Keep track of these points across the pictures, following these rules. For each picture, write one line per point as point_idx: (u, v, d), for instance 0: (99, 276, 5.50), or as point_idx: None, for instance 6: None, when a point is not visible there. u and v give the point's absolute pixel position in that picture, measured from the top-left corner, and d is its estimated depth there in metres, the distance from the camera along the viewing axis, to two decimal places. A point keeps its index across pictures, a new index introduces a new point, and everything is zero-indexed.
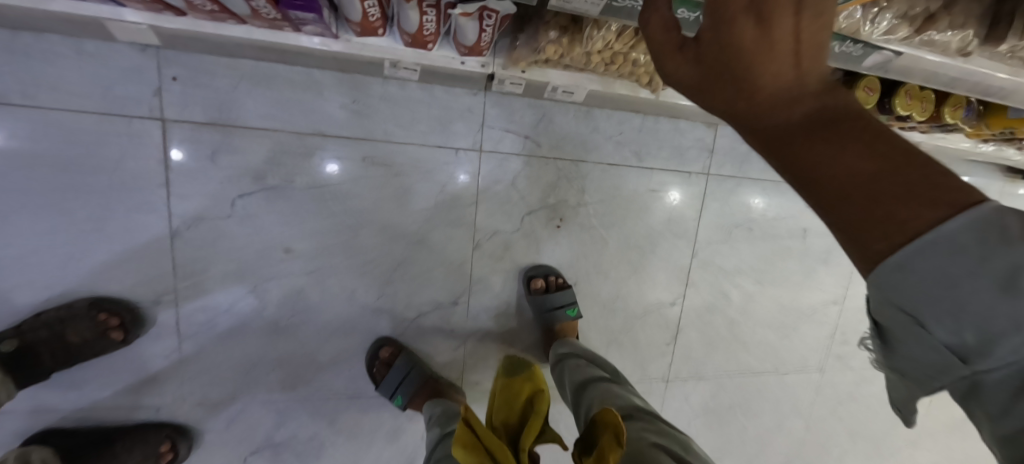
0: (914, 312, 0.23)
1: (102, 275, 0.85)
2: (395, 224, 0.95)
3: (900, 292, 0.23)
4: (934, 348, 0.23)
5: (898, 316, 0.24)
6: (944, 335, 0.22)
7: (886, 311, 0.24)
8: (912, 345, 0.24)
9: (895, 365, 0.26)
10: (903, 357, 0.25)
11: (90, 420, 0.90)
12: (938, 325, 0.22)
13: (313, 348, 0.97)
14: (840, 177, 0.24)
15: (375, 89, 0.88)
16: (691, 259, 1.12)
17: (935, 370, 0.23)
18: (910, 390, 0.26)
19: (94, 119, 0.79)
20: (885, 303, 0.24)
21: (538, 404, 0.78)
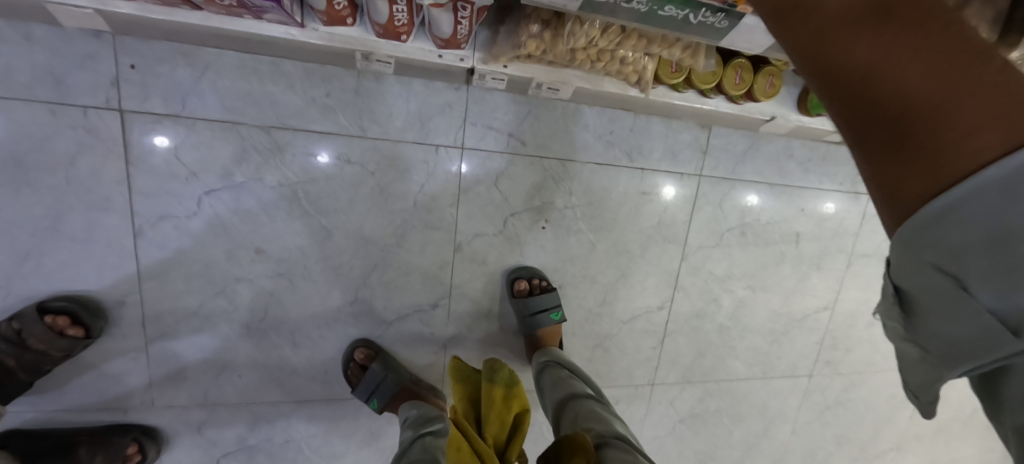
0: (960, 277, 0.25)
1: (62, 275, 0.80)
2: (371, 224, 0.90)
3: (947, 257, 0.24)
4: (978, 317, 0.25)
5: (941, 283, 0.26)
6: (987, 301, 0.24)
7: (929, 283, 0.26)
8: (953, 314, 0.26)
9: (923, 340, 0.29)
10: (940, 330, 0.27)
11: (54, 424, 0.86)
12: (983, 289, 0.24)
13: (287, 351, 0.94)
14: (891, 84, 0.22)
15: (349, 81, 0.83)
16: (680, 264, 1.08)
17: (972, 343, 0.26)
18: (934, 365, 0.29)
19: (44, 109, 0.73)
20: (929, 271, 0.26)
21: (522, 423, 0.78)
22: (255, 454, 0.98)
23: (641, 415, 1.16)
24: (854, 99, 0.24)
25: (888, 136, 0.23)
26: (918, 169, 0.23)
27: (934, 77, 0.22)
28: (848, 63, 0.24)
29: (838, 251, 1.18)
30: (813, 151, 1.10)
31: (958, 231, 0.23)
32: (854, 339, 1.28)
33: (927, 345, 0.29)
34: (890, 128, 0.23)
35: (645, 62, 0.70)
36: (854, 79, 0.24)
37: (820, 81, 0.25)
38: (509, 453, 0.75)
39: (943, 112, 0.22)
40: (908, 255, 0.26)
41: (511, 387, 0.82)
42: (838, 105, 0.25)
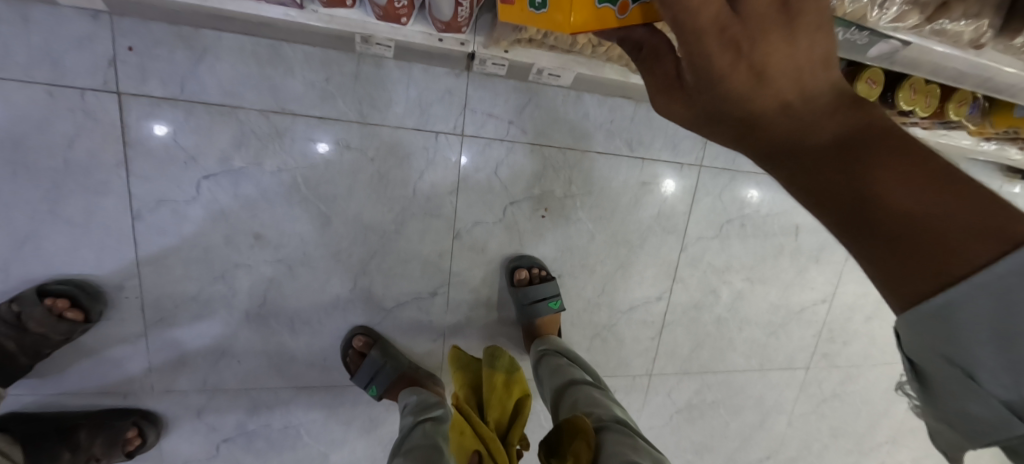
0: (968, 367, 0.25)
1: (61, 259, 0.80)
2: (371, 211, 0.90)
3: (954, 347, 0.24)
4: (990, 402, 0.24)
5: (950, 370, 0.25)
6: (1000, 392, 0.24)
7: (934, 366, 0.26)
8: (966, 398, 0.25)
9: (942, 417, 0.28)
10: (954, 411, 0.27)
11: (54, 407, 0.86)
12: (992, 380, 0.24)
13: (285, 337, 0.94)
14: (872, 195, 0.25)
15: (348, 66, 0.82)
16: (680, 255, 1.08)
17: (987, 427, 0.25)
18: (956, 440, 0.28)
19: (42, 91, 0.73)
20: (936, 358, 0.26)
21: (524, 407, 0.77)
22: (254, 440, 0.98)
23: (639, 405, 1.17)
24: (846, 215, 0.26)
25: (888, 249, 0.25)
26: (919, 271, 0.24)
27: (910, 190, 0.24)
28: (836, 189, 0.27)
29: (837, 243, 1.18)
30: None
31: (964, 326, 0.24)
32: (852, 332, 1.28)
33: (946, 420, 0.28)
34: (882, 236, 0.25)
35: None
36: (843, 202, 0.26)
37: (817, 205, 0.28)
38: (510, 436, 0.75)
39: (928, 220, 0.24)
40: (918, 344, 0.26)
41: (513, 373, 0.82)
42: (830, 217, 0.28)
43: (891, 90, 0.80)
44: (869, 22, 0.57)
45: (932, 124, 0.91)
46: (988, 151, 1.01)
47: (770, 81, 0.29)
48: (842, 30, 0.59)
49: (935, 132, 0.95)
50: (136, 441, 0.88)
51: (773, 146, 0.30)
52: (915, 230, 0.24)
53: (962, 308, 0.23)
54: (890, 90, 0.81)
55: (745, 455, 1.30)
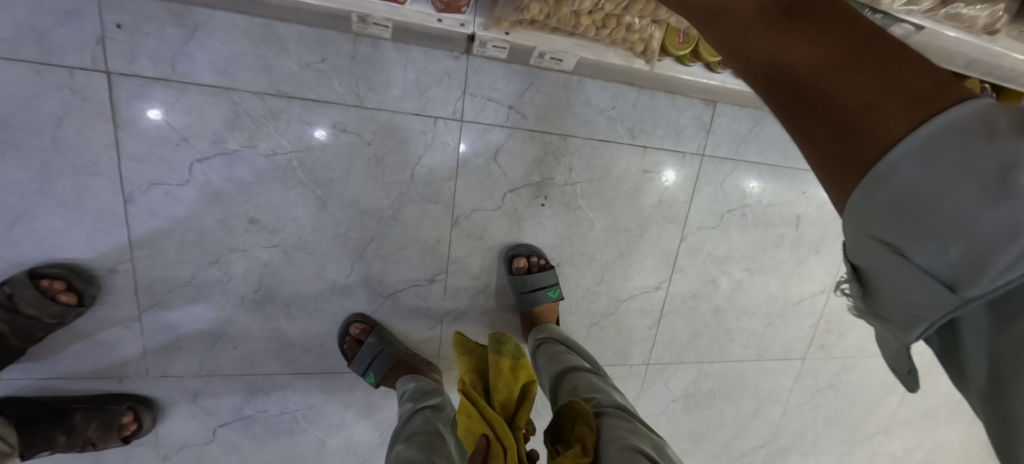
0: (897, 242, 0.28)
1: (51, 241, 0.78)
2: (368, 196, 0.89)
3: (885, 225, 0.28)
4: (920, 276, 0.27)
5: (883, 249, 0.29)
6: (923, 261, 0.27)
7: (872, 248, 0.29)
8: (899, 275, 0.28)
9: (881, 308, 0.31)
10: (892, 296, 0.30)
11: (48, 391, 0.86)
12: (918, 251, 0.27)
13: (282, 322, 0.93)
14: (810, 65, 0.29)
15: (344, 47, 0.80)
16: (679, 245, 1.07)
17: (918, 304, 0.28)
18: (896, 334, 0.31)
19: (29, 69, 0.70)
20: (872, 239, 0.29)
21: (531, 392, 0.75)
22: (251, 424, 0.98)
23: (636, 393, 1.17)
24: (796, 103, 0.30)
25: (831, 133, 0.29)
26: (852, 143, 0.28)
27: (849, 68, 0.28)
28: (788, 77, 0.30)
29: (838, 235, 1.17)
30: None
31: (889, 195, 0.27)
32: (848, 324, 1.28)
33: (888, 311, 0.31)
34: (821, 113, 0.29)
35: (653, 30, 0.69)
36: (793, 90, 0.30)
37: (774, 94, 0.32)
38: (517, 419, 0.72)
39: (857, 91, 0.27)
40: (858, 225, 0.30)
41: (518, 358, 0.81)
42: (782, 106, 0.32)
43: None
44: (883, 6, 0.57)
45: None
46: None
47: None
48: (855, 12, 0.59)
49: None
50: (131, 427, 0.88)
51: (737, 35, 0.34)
52: (845, 100, 0.28)
53: (893, 175, 0.27)
54: None
55: (740, 444, 1.31)
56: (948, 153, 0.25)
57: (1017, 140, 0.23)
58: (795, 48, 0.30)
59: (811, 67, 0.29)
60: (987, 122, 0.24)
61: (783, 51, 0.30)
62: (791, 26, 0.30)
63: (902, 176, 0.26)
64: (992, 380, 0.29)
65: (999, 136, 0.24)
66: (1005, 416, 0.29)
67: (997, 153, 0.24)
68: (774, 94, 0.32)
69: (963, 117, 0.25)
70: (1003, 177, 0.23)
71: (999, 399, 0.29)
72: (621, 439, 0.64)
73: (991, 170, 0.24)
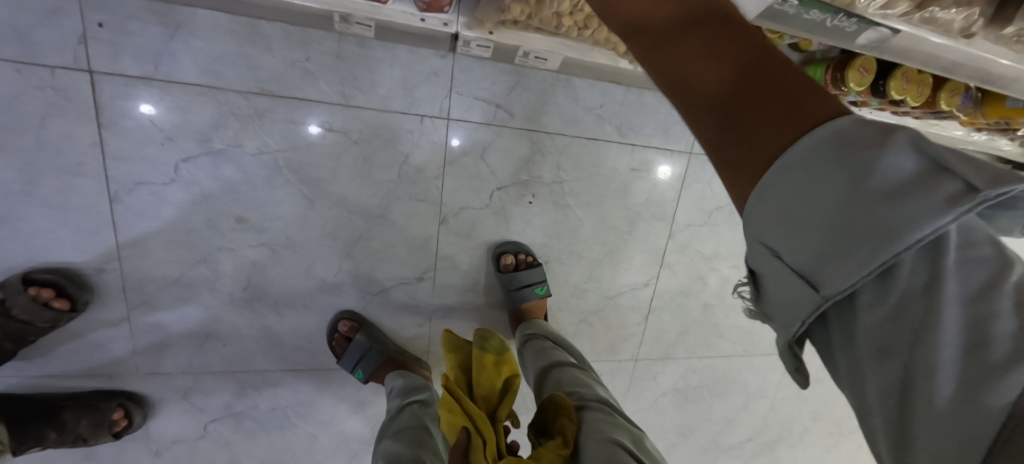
0: (774, 243, 0.29)
1: (38, 241, 0.78)
2: (356, 194, 0.89)
3: (765, 226, 0.29)
4: (792, 275, 0.28)
5: (766, 251, 0.29)
6: (794, 260, 0.28)
7: (758, 250, 0.30)
8: (780, 275, 0.29)
9: (768, 310, 0.32)
10: (773, 296, 0.30)
11: (38, 389, 0.86)
12: (792, 253, 0.28)
13: (271, 320, 0.93)
14: (721, 75, 0.30)
15: (329, 45, 0.79)
16: (667, 242, 1.08)
17: (792, 304, 0.29)
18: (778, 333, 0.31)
19: (10, 68, 0.70)
20: (757, 240, 0.30)
21: (513, 386, 0.76)
22: (242, 420, 0.99)
23: (624, 388, 1.18)
24: (710, 122, 0.31)
25: (740, 151, 0.29)
26: (752, 141, 0.29)
27: (753, 89, 0.28)
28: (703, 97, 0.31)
29: None
30: None
31: (769, 198, 0.28)
32: None
33: (772, 312, 0.31)
34: (731, 132, 0.29)
35: None
36: (708, 109, 0.30)
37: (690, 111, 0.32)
38: (499, 412, 0.73)
39: (758, 91, 0.28)
40: (747, 229, 0.30)
41: (502, 354, 0.81)
42: (696, 123, 0.32)
43: (883, 78, 0.83)
44: (857, 9, 0.58)
45: (924, 114, 0.95)
46: (977, 141, 1.07)
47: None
48: (830, 16, 0.59)
49: (929, 121, 0.99)
50: (122, 423, 0.88)
51: (654, 51, 0.33)
52: (752, 120, 0.29)
53: (773, 178, 0.28)
54: (881, 79, 0.83)
55: (728, 437, 1.32)
56: (816, 160, 0.26)
57: (871, 154, 0.25)
58: (704, 57, 0.30)
59: (723, 86, 0.30)
60: (852, 133, 0.26)
61: (693, 56, 0.31)
62: (700, 31, 0.31)
63: (779, 178, 0.28)
64: (852, 389, 0.29)
65: (857, 145, 0.25)
66: (863, 419, 0.28)
67: (852, 161, 0.25)
68: (690, 113, 0.32)
69: (834, 129, 0.26)
70: (859, 183, 0.25)
71: (860, 402, 0.28)
72: (600, 433, 0.65)
73: (848, 177, 0.25)
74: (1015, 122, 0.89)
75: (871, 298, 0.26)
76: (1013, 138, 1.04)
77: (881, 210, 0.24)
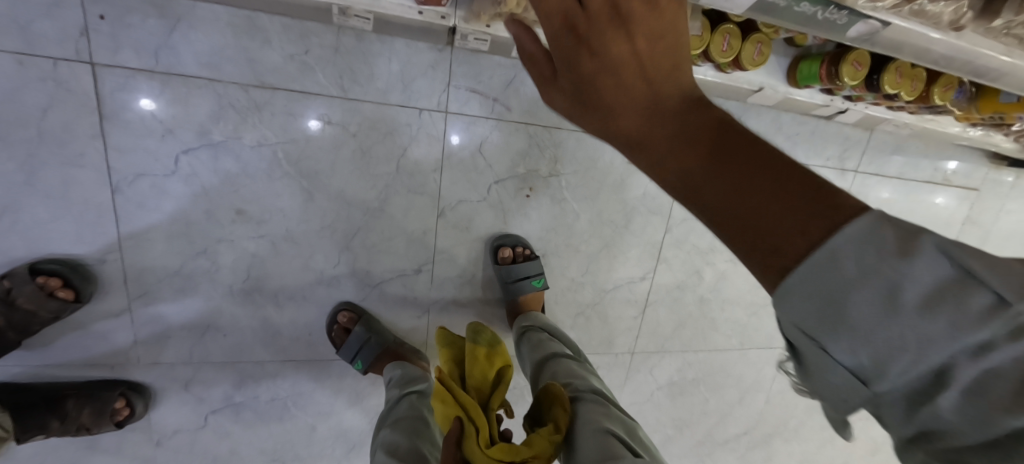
0: (819, 339, 0.27)
1: (40, 232, 0.79)
2: (354, 187, 0.90)
3: (805, 321, 0.27)
4: (838, 372, 0.27)
5: (805, 341, 0.27)
6: (844, 360, 0.26)
7: (796, 339, 0.28)
8: (819, 368, 0.28)
9: (809, 388, 0.30)
10: (813, 381, 0.28)
11: (41, 378, 0.87)
12: (837, 349, 0.26)
13: (270, 311, 0.94)
14: (721, 170, 0.29)
15: (329, 38, 0.80)
16: (663, 236, 1.09)
17: (839, 394, 0.27)
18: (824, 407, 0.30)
19: (13, 60, 0.71)
20: (795, 331, 0.28)
21: (505, 376, 0.77)
22: (242, 411, 1.00)
23: (621, 381, 1.19)
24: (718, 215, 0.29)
25: (755, 245, 0.28)
26: (771, 236, 0.27)
27: (755, 183, 0.28)
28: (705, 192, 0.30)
29: None
30: (801, 126, 1.09)
31: (808, 296, 0.26)
32: None
33: (813, 391, 0.29)
34: (744, 226, 0.28)
35: None
36: (715, 200, 0.29)
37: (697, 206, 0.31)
38: (491, 401, 0.74)
39: (759, 193, 0.28)
40: (781, 317, 0.28)
41: (494, 346, 0.82)
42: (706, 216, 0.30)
43: (877, 72, 0.84)
44: (849, 3, 0.59)
45: (918, 108, 0.96)
46: (973, 137, 1.08)
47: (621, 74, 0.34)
48: (821, 9, 0.60)
49: (924, 117, 1.00)
50: (124, 412, 0.89)
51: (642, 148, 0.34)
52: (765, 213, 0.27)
53: (811, 279, 0.26)
54: (875, 73, 0.85)
55: (723, 430, 1.34)
56: (855, 263, 0.25)
57: (904, 260, 0.25)
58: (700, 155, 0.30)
59: (727, 181, 0.29)
60: (880, 232, 0.25)
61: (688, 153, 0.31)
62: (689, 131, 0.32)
63: (815, 276, 0.26)
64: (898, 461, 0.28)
65: (892, 249, 0.25)
66: None
67: (892, 268, 0.25)
68: (697, 204, 0.31)
69: (862, 227, 0.25)
70: (896, 292, 0.24)
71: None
72: (592, 424, 0.67)
73: (886, 283, 0.25)
74: (1009, 117, 0.90)
75: (922, 397, 0.25)
76: (1008, 133, 1.05)
77: (923, 322, 0.24)
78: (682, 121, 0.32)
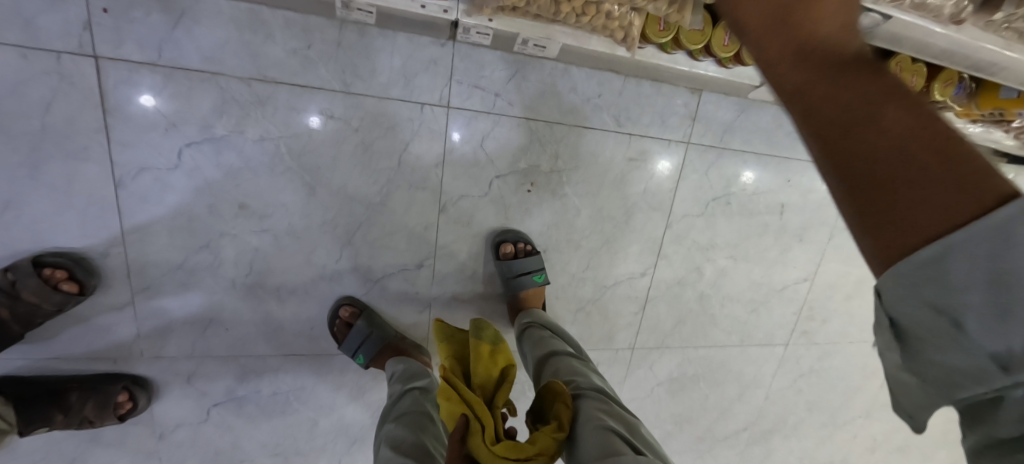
0: (961, 315, 0.25)
1: (43, 225, 0.80)
2: (356, 182, 0.90)
3: (947, 296, 0.25)
4: (975, 353, 0.25)
5: (938, 318, 0.26)
6: (988, 343, 0.25)
7: (924, 316, 0.26)
8: (953, 348, 0.26)
9: (917, 371, 0.28)
10: (933, 361, 0.27)
11: (44, 371, 0.88)
12: (981, 327, 0.25)
13: (272, 306, 0.95)
14: (880, 132, 0.27)
15: (330, 33, 0.80)
16: (664, 232, 1.09)
17: (969, 373, 0.26)
18: (928, 395, 0.28)
19: (17, 54, 0.71)
20: (929, 307, 0.26)
21: (510, 375, 0.77)
22: (244, 405, 1.01)
23: (621, 377, 1.20)
24: (861, 177, 0.27)
25: (890, 211, 0.26)
26: (913, 206, 0.25)
27: (916, 153, 0.26)
28: (855, 150, 0.27)
29: (822, 224, 1.20)
30: None
31: (960, 267, 0.24)
32: (831, 310, 1.31)
33: (925, 375, 0.28)
34: (887, 194, 0.26)
35: (632, 17, 0.71)
36: (859, 160, 0.27)
37: (839, 163, 0.28)
38: (496, 399, 0.74)
39: (917, 165, 0.25)
40: (911, 294, 0.26)
41: (498, 344, 0.82)
42: (842, 176, 0.28)
43: None
44: None
45: None
46: (973, 134, 1.08)
47: (813, 14, 0.31)
48: None
49: None
50: (127, 405, 0.90)
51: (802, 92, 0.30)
52: (913, 183, 0.25)
53: (962, 249, 0.24)
54: None
55: (722, 426, 1.34)
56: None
57: None
58: (863, 112, 0.27)
59: (884, 144, 0.26)
60: None
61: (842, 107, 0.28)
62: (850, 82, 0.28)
63: (967, 248, 0.24)
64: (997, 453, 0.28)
65: None
66: None
67: None
68: (835, 163, 0.28)
69: None
70: None
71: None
72: (597, 422, 0.67)
73: None
74: (1008, 113, 0.90)
75: None
76: (1008, 130, 1.05)
77: None
78: (854, 70, 0.29)
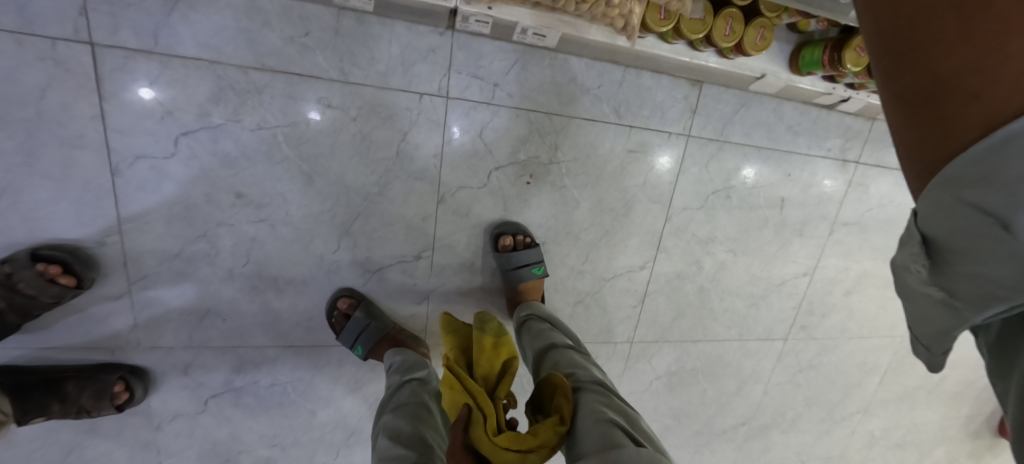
0: (1003, 214, 0.25)
1: (39, 213, 0.79)
2: (354, 172, 0.90)
3: (992, 195, 0.25)
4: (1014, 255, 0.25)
5: (983, 218, 0.26)
6: None
7: (971, 219, 0.27)
8: (994, 250, 0.26)
9: (956, 280, 0.29)
10: (974, 267, 0.28)
11: (41, 360, 0.88)
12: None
13: (270, 296, 0.95)
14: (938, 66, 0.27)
15: (327, 21, 0.80)
16: (663, 225, 1.09)
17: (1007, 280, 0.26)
18: (961, 305, 0.29)
19: (11, 39, 0.70)
20: (975, 207, 0.26)
21: (511, 368, 0.76)
22: (241, 396, 1.00)
23: (620, 370, 1.20)
24: (913, 106, 0.29)
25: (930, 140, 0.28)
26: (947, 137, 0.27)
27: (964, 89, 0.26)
28: (913, 83, 0.28)
29: (822, 219, 1.19)
30: (804, 115, 1.08)
31: (1002, 171, 0.25)
32: (830, 305, 1.30)
33: (963, 284, 0.29)
34: (929, 124, 0.28)
35: (632, 5, 0.72)
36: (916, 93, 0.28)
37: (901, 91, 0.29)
38: (497, 391, 0.74)
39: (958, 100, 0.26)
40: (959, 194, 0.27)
41: (501, 336, 0.80)
42: (901, 103, 0.29)
43: None
44: None
45: None
46: None
47: None
48: None
49: None
50: (123, 396, 0.89)
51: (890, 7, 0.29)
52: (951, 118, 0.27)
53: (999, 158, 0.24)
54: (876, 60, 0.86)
55: (721, 420, 1.34)
56: None
57: None
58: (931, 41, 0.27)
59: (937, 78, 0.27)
60: None
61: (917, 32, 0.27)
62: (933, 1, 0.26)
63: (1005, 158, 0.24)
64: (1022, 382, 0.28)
65: None
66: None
67: None
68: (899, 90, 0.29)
69: None
70: None
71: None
72: (599, 417, 0.66)
73: None
74: None
75: None
76: None
77: None
78: None
